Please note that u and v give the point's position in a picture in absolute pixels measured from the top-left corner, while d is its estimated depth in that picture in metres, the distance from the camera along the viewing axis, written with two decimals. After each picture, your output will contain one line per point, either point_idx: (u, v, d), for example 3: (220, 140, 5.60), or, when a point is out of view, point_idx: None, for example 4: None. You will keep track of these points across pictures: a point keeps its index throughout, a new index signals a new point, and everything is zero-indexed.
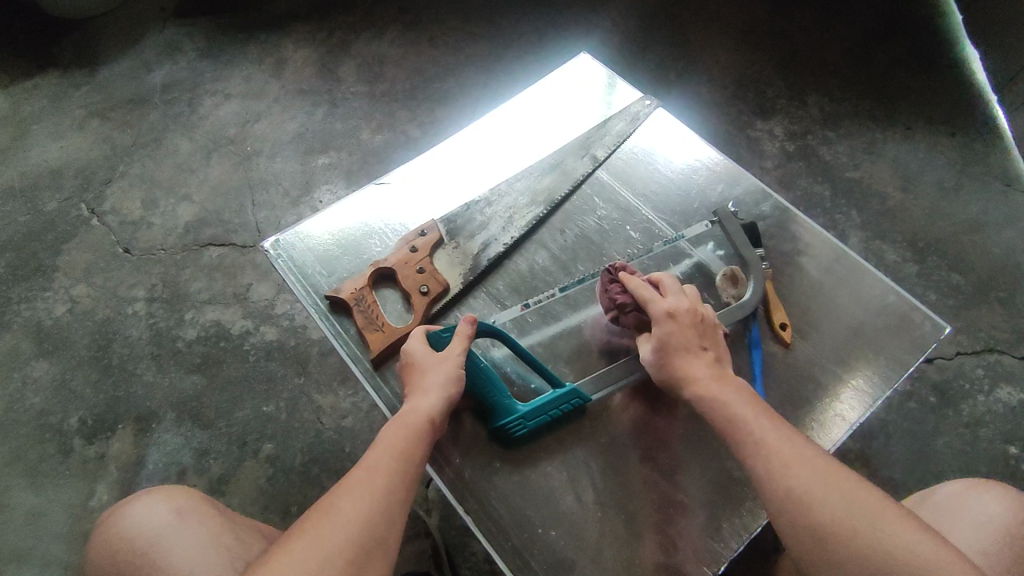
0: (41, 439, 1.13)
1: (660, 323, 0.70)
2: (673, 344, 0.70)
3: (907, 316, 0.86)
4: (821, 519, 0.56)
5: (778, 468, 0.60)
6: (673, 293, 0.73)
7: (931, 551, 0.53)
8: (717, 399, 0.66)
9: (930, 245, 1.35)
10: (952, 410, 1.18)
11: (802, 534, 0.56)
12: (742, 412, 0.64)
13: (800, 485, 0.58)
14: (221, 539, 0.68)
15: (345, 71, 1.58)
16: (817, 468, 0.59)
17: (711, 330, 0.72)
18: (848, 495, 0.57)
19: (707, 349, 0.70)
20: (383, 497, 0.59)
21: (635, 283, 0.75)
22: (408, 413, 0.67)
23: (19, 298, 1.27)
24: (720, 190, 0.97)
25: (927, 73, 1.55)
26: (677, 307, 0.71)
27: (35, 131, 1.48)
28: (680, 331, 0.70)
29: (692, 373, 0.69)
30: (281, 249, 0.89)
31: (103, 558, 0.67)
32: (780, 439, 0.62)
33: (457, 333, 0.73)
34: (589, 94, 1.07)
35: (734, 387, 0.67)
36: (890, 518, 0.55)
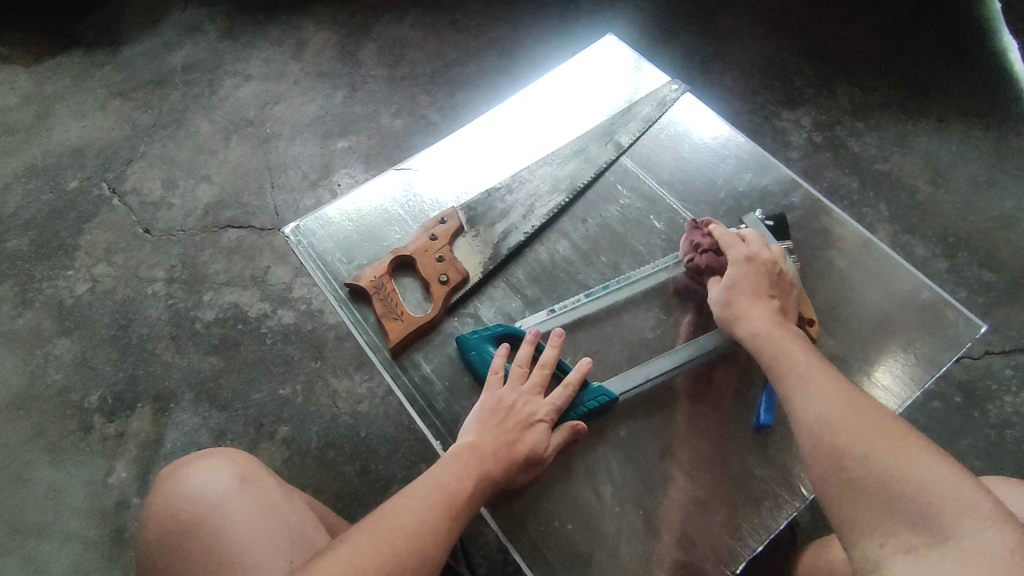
0: (63, 415, 1.15)
1: (737, 263, 0.73)
2: (741, 284, 0.72)
3: (939, 313, 0.84)
4: (842, 443, 0.57)
5: (813, 396, 0.61)
6: (756, 244, 0.76)
7: (948, 478, 0.52)
8: (773, 335, 0.67)
9: (961, 241, 1.32)
10: (978, 411, 1.15)
11: (825, 457, 0.57)
12: (794, 351, 0.66)
13: (829, 414, 0.59)
14: (282, 512, 0.66)
15: (365, 54, 1.57)
16: (852, 402, 0.59)
17: (782, 286, 0.74)
18: (875, 422, 0.57)
19: (774, 297, 0.72)
20: (440, 534, 0.57)
21: (719, 230, 0.78)
22: (475, 457, 0.64)
23: (41, 276, 1.28)
24: (748, 180, 0.94)
25: (963, 63, 1.50)
26: (757, 254, 0.74)
27: (58, 110, 1.48)
28: (755, 273, 0.73)
29: (753, 313, 0.70)
30: (301, 235, 0.88)
31: (159, 520, 0.65)
32: (822, 375, 0.62)
33: (566, 427, 0.70)
34: (614, 76, 1.05)
35: (793, 334, 0.68)
36: (914, 446, 0.55)
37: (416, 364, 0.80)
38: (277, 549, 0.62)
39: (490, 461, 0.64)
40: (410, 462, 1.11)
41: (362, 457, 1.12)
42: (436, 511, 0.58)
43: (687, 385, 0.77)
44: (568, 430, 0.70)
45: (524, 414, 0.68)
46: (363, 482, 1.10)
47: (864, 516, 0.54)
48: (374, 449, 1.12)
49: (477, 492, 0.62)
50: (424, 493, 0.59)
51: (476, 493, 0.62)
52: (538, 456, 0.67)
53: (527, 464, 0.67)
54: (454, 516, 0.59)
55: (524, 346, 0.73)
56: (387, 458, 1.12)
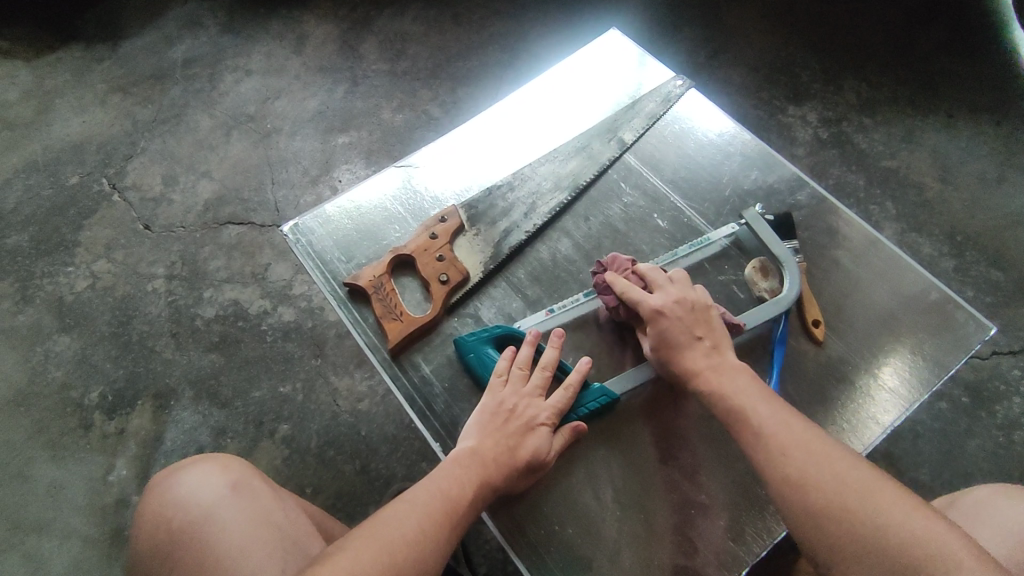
0: (63, 413, 1.14)
1: (651, 323, 0.70)
2: (668, 340, 0.69)
3: (948, 315, 0.82)
4: (814, 502, 0.53)
5: (777, 451, 0.58)
6: (659, 288, 0.72)
7: (923, 524, 0.49)
8: (716, 391, 0.65)
9: (969, 239, 1.30)
10: (985, 411, 1.14)
11: (798, 517, 0.54)
12: (742, 401, 0.63)
13: (796, 471, 0.56)
14: (273, 519, 0.65)
15: (367, 48, 1.55)
16: (816, 450, 0.57)
17: (704, 316, 0.71)
18: (838, 472, 0.54)
19: (703, 337, 0.69)
20: (440, 541, 0.56)
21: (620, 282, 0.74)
22: (476, 464, 0.63)
23: (41, 272, 1.28)
24: (754, 178, 0.93)
25: (972, 58, 1.48)
26: (663, 303, 0.71)
27: (58, 105, 1.47)
28: (672, 325, 0.69)
29: (690, 368, 0.67)
30: (299, 234, 0.87)
31: (152, 527, 0.65)
32: (782, 423, 0.60)
33: (566, 430, 0.69)
34: (618, 71, 1.03)
35: (737, 377, 0.65)
36: (882, 492, 0.52)
37: (416, 365, 0.79)
38: (265, 557, 0.61)
39: (492, 466, 0.63)
40: (411, 461, 1.11)
41: (363, 455, 1.11)
42: (437, 517, 0.57)
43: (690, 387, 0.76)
44: (570, 432, 0.69)
45: (525, 418, 0.67)
46: (363, 481, 1.09)
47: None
48: (374, 448, 1.12)
49: (478, 498, 0.61)
50: (425, 499, 0.58)
51: (477, 499, 0.61)
52: (540, 461, 0.66)
53: (528, 470, 0.66)
54: (454, 522, 0.58)
55: (524, 348, 0.72)
56: (388, 457, 1.11)
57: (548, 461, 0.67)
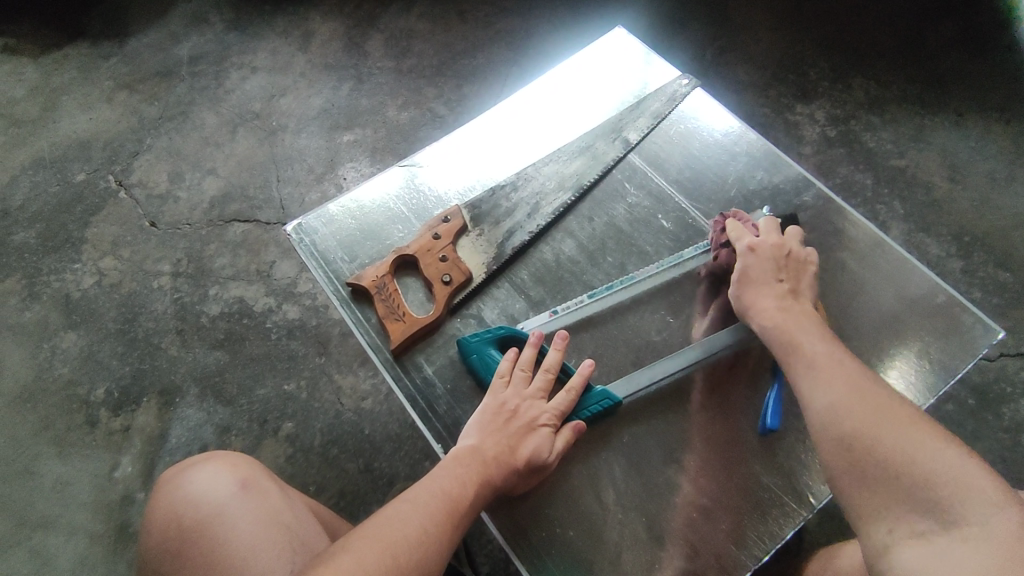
0: (70, 409, 1.15)
1: (741, 255, 0.74)
2: (746, 273, 0.72)
3: (955, 318, 0.82)
4: (849, 430, 0.57)
5: (821, 383, 0.61)
6: (764, 232, 0.76)
7: (954, 461, 0.52)
8: (778, 324, 0.68)
9: (978, 240, 1.29)
10: (991, 414, 1.13)
11: (835, 446, 0.58)
12: (805, 338, 0.66)
13: (837, 402, 0.59)
14: (282, 518, 0.65)
15: (372, 46, 1.55)
16: (860, 386, 0.60)
17: (796, 267, 0.73)
18: (880, 408, 0.57)
19: (783, 281, 0.71)
20: (440, 542, 0.56)
21: (731, 222, 0.78)
22: (478, 462, 0.63)
23: (48, 269, 1.29)
24: (759, 179, 0.92)
25: (983, 55, 1.46)
26: (761, 242, 0.74)
27: (65, 102, 1.48)
28: (760, 261, 0.73)
29: (760, 301, 0.70)
30: (303, 233, 0.87)
31: (162, 525, 0.65)
32: (833, 360, 0.63)
33: (566, 432, 0.68)
34: (623, 69, 1.02)
35: (802, 320, 0.68)
36: (921, 430, 0.55)
37: (418, 366, 0.79)
38: (275, 555, 0.61)
39: (492, 466, 0.63)
40: (414, 460, 1.11)
41: (366, 454, 1.11)
42: (438, 518, 0.57)
43: (693, 389, 0.76)
44: (572, 432, 0.68)
45: (526, 417, 0.67)
46: (367, 479, 1.10)
47: (873, 501, 0.54)
48: (378, 446, 1.12)
49: (478, 498, 0.61)
50: (427, 498, 0.59)
51: (477, 500, 0.61)
52: (540, 462, 0.66)
53: (529, 472, 0.66)
54: (454, 524, 0.58)
55: (528, 349, 0.72)
56: (391, 456, 1.11)
57: (550, 463, 0.66)
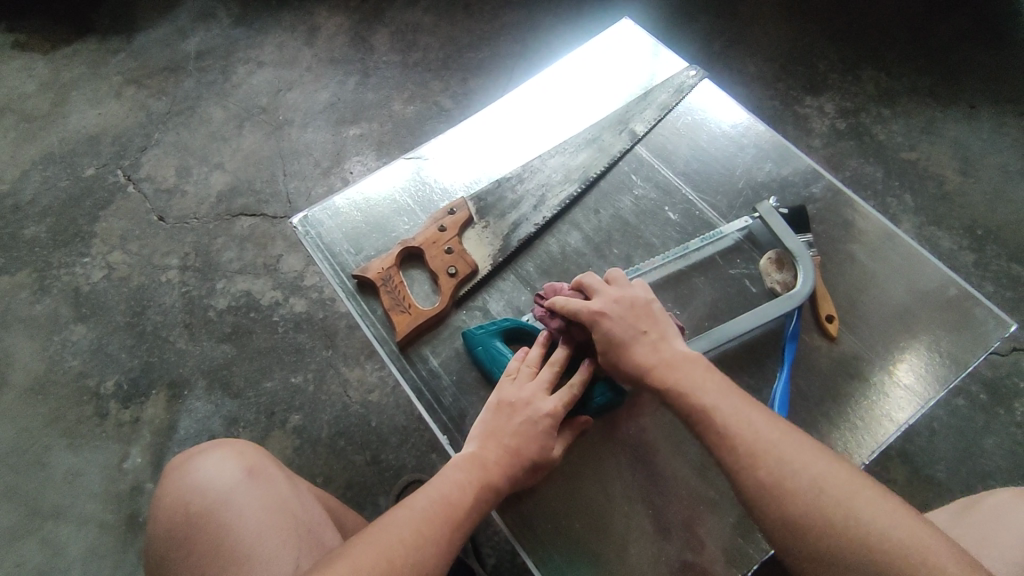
0: (79, 401, 1.16)
1: (593, 329, 0.68)
2: (614, 343, 0.66)
3: (967, 310, 0.81)
4: (795, 511, 0.52)
5: (749, 459, 0.56)
6: (598, 293, 0.70)
7: (907, 530, 0.49)
8: (677, 391, 0.62)
9: (990, 233, 1.27)
10: (1003, 409, 1.11)
11: (784, 529, 0.52)
12: (706, 399, 0.60)
13: (775, 477, 0.54)
14: (289, 507, 0.65)
15: (378, 39, 1.55)
16: (788, 451, 0.55)
17: (644, 310, 0.69)
18: (820, 477, 0.53)
19: (647, 331, 0.67)
20: (441, 545, 0.56)
21: (559, 299, 0.71)
22: (479, 468, 0.63)
23: (59, 262, 1.30)
24: (768, 170, 0.91)
25: (996, 46, 1.44)
26: (604, 305, 0.68)
27: (74, 97, 1.49)
28: (617, 325, 0.67)
29: (643, 366, 0.65)
30: (309, 225, 0.87)
31: (168, 512, 0.65)
32: (747, 423, 0.58)
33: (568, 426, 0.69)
34: (630, 61, 1.01)
35: (690, 368, 0.63)
36: (865, 496, 0.52)
37: (424, 358, 0.79)
38: (282, 543, 0.61)
39: (493, 469, 0.63)
40: (421, 452, 1.11)
41: (372, 446, 1.12)
42: (438, 522, 0.57)
43: None
44: (576, 427, 0.69)
45: (529, 413, 0.66)
46: (373, 472, 1.10)
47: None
48: (384, 438, 1.12)
49: (479, 502, 0.61)
50: (426, 503, 0.59)
51: (478, 503, 0.61)
52: (545, 459, 0.66)
53: (536, 470, 0.66)
54: (456, 526, 0.58)
55: (534, 350, 0.72)
56: (398, 448, 1.11)
57: (552, 456, 0.66)
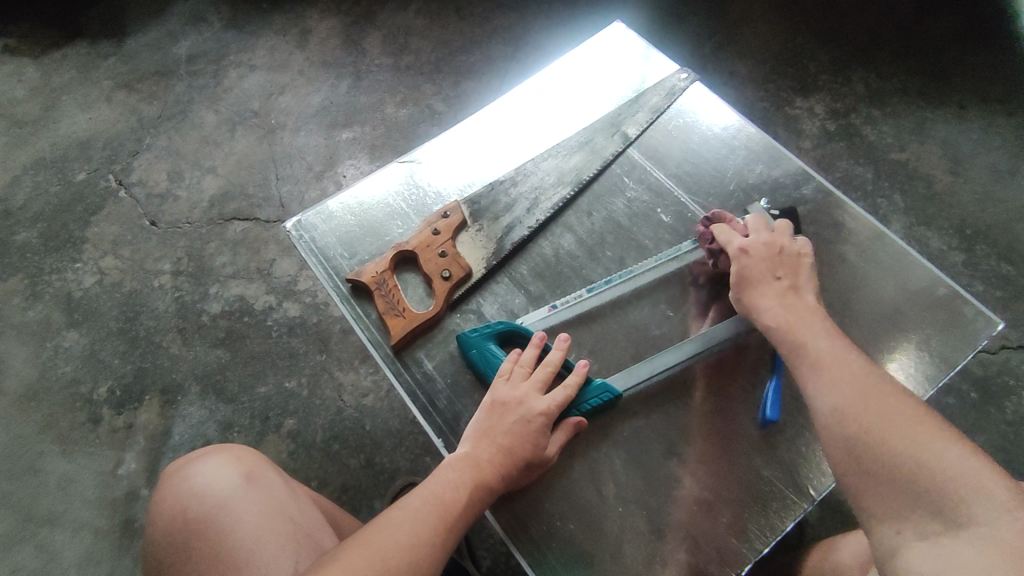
0: (72, 408, 1.16)
1: (734, 259, 0.73)
2: (743, 276, 0.71)
3: (956, 310, 0.82)
4: (854, 430, 0.56)
5: (823, 382, 0.60)
6: (754, 231, 0.75)
7: (961, 460, 0.50)
8: (785, 323, 0.66)
9: (979, 233, 1.28)
10: (993, 406, 1.13)
11: (840, 445, 0.57)
12: (811, 334, 0.64)
13: (845, 400, 0.58)
14: (286, 511, 0.65)
15: (371, 43, 1.55)
16: (864, 382, 0.58)
17: (790, 261, 0.72)
18: (887, 405, 0.56)
19: (782, 277, 0.70)
20: (434, 545, 0.56)
21: (719, 227, 0.77)
22: (473, 466, 0.63)
23: (50, 268, 1.29)
24: (759, 172, 0.92)
25: (984, 47, 1.45)
26: (753, 243, 0.73)
27: (64, 102, 1.48)
28: (756, 262, 0.71)
29: (764, 302, 0.69)
30: (303, 230, 0.87)
31: (166, 519, 0.65)
32: (833, 357, 0.61)
33: (562, 426, 0.69)
34: (622, 64, 1.02)
35: (806, 313, 0.67)
36: (928, 427, 0.53)
37: (418, 361, 0.79)
38: (280, 547, 0.61)
39: (486, 469, 0.63)
40: (415, 455, 1.11)
41: (367, 449, 1.12)
42: (431, 522, 0.57)
43: (695, 381, 0.76)
44: (570, 428, 0.69)
45: (521, 412, 0.67)
46: (368, 475, 1.10)
47: (879, 502, 0.53)
48: (379, 442, 1.12)
49: (473, 501, 0.61)
50: (419, 504, 0.59)
51: (471, 503, 0.61)
52: (538, 457, 0.66)
53: (530, 470, 0.66)
54: (449, 527, 0.58)
55: (529, 349, 0.72)
56: (393, 451, 1.12)
57: (547, 455, 0.67)
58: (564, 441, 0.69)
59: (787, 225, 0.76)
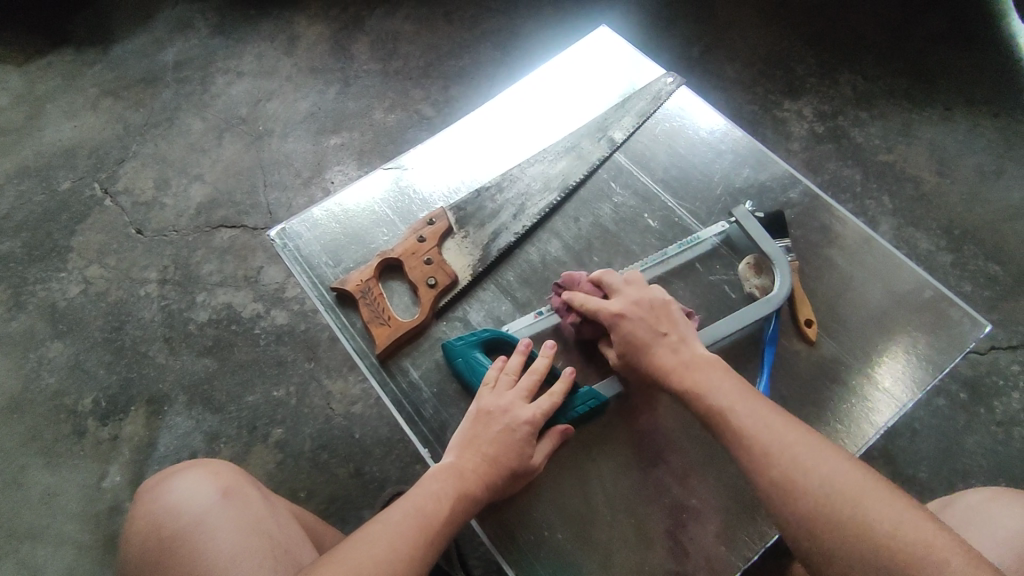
0: (56, 420, 1.14)
1: (613, 328, 0.69)
2: (632, 343, 0.68)
3: (943, 311, 0.82)
4: (804, 510, 0.53)
5: (760, 456, 0.57)
6: (617, 291, 0.72)
7: (918, 532, 0.49)
8: (693, 390, 0.63)
9: (967, 233, 1.29)
10: (983, 407, 1.13)
11: (793, 528, 0.53)
12: (722, 399, 0.61)
13: (788, 475, 0.55)
14: (265, 527, 0.64)
15: (358, 48, 1.54)
16: (802, 451, 0.56)
17: (664, 313, 0.70)
18: (832, 477, 0.53)
19: (667, 332, 0.68)
20: (415, 561, 0.56)
21: (575, 296, 0.73)
22: (456, 479, 0.62)
23: (34, 278, 1.27)
24: (745, 176, 0.92)
25: (969, 49, 1.46)
26: (622, 305, 0.70)
27: (49, 110, 1.47)
28: (636, 325, 0.68)
29: (663, 365, 0.66)
30: (287, 238, 0.86)
31: (141, 538, 0.64)
32: (763, 424, 0.58)
33: (548, 435, 0.69)
34: (608, 69, 1.02)
35: (708, 367, 0.64)
36: (877, 497, 0.52)
37: (404, 370, 0.78)
38: (256, 563, 0.60)
39: (471, 479, 0.63)
40: (405, 464, 1.10)
41: (356, 458, 1.11)
42: (411, 537, 0.57)
43: None
44: (557, 436, 0.69)
45: (507, 421, 0.66)
46: (357, 485, 1.09)
47: None
48: (368, 451, 1.11)
49: (456, 513, 0.60)
50: (400, 518, 0.58)
51: (455, 514, 0.60)
52: (524, 466, 0.65)
53: (516, 479, 0.66)
54: (432, 539, 0.58)
55: (516, 356, 0.71)
56: (382, 460, 1.11)
57: (534, 465, 0.66)
58: (551, 449, 0.68)
59: (638, 275, 0.75)
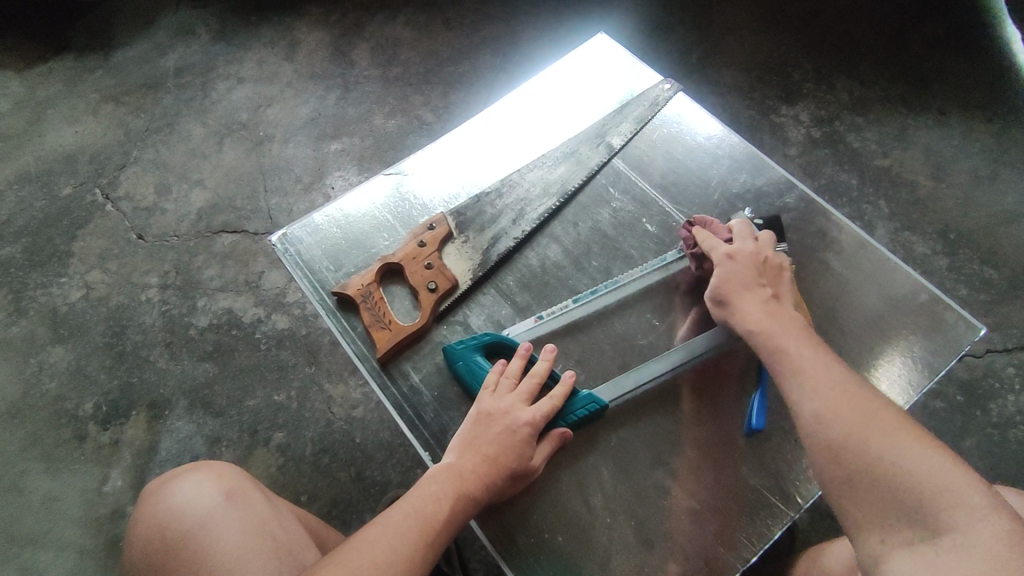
0: (57, 424, 1.14)
1: (719, 263, 0.73)
2: (726, 281, 0.71)
3: (938, 315, 0.82)
4: (835, 439, 0.57)
5: (804, 390, 0.61)
6: (738, 238, 0.75)
7: (939, 467, 0.51)
8: (769, 332, 0.66)
9: (963, 237, 1.30)
10: (979, 410, 1.14)
11: (822, 455, 0.58)
12: (789, 341, 0.65)
13: (828, 409, 0.59)
14: (268, 528, 0.65)
15: (358, 54, 1.55)
16: (843, 391, 0.59)
17: (773, 273, 0.73)
18: (867, 413, 0.57)
19: (766, 286, 0.71)
20: (414, 561, 0.56)
21: (702, 233, 0.78)
22: (457, 478, 0.63)
23: (35, 283, 1.28)
24: (742, 181, 0.93)
25: (964, 54, 1.48)
26: (739, 250, 0.74)
27: (50, 115, 1.48)
28: (740, 268, 0.72)
29: (749, 308, 0.69)
30: (288, 243, 0.87)
31: (146, 539, 0.64)
32: (814, 365, 0.62)
33: (548, 437, 0.69)
34: (607, 75, 1.03)
35: (788, 322, 0.67)
36: (907, 435, 0.54)
37: (405, 374, 0.79)
38: (259, 565, 0.60)
39: (470, 479, 0.63)
40: (406, 467, 1.11)
41: (358, 462, 1.11)
42: (410, 537, 0.57)
43: (681, 391, 0.76)
44: (556, 439, 0.69)
45: (507, 422, 0.67)
46: (358, 488, 1.09)
47: (862, 511, 0.54)
48: (369, 455, 1.12)
49: (455, 513, 0.61)
50: (400, 519, 0.59)
51: (454, 515, 0.61)
52: (523, 467, 0.66)
53: (516, 480, 0.66)
54: (432, 539, 0.59)
55: (517, 359, 0.72)
56: (383, 464, 1.11)
57: (534, 465, 0.67)
58: (552, 451, 0.69)
59: (770, 236, 0.77)
